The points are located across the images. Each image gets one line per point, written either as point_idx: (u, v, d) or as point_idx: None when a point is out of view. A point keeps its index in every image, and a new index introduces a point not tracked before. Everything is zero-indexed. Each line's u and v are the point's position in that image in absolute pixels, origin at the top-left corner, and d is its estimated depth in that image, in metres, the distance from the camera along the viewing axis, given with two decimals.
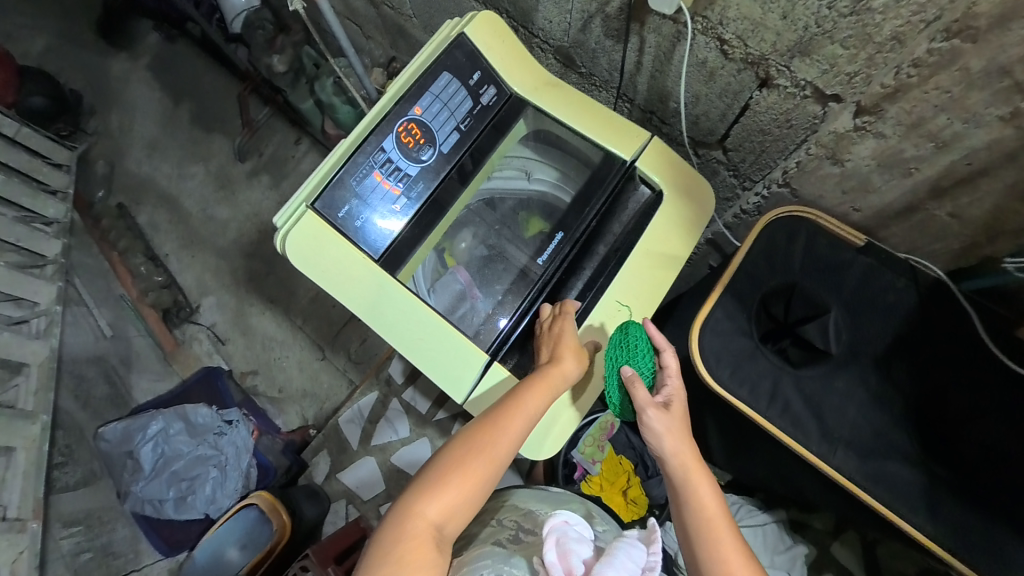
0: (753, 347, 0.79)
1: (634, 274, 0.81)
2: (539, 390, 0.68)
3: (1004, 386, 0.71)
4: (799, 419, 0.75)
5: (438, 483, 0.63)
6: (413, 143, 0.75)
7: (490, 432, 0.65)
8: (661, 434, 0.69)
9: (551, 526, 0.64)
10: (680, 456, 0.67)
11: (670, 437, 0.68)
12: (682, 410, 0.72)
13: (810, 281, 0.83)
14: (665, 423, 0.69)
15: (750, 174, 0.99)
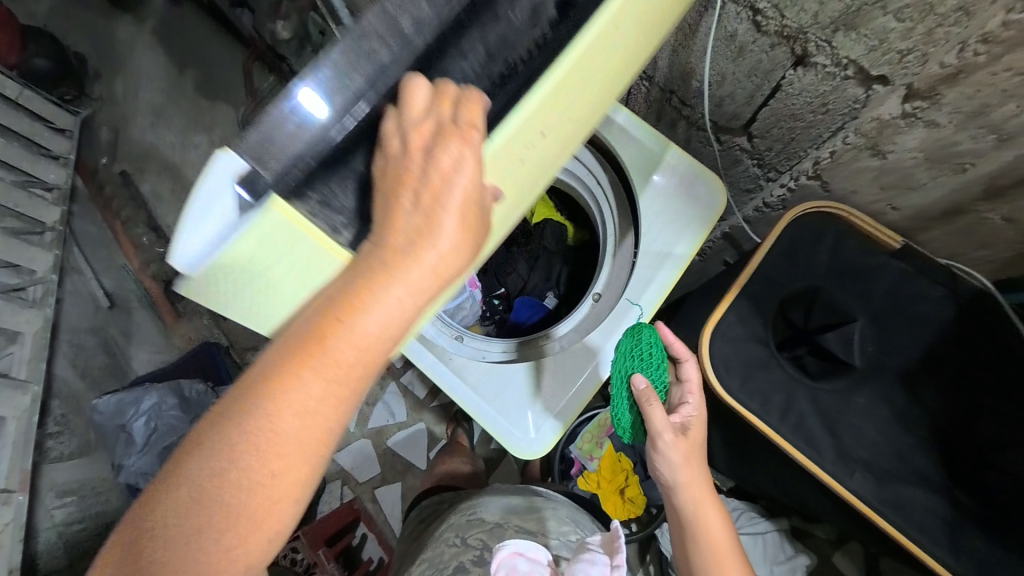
0: (767, 355, 0.72)
1: (590, 65, 0.44)
2: (387, 318, 0.40)
3: (1011, 390, 0.65)
4: (812, 436, 0.68)
5: (207, 508, 0.38)
6: None
7: (295, 412, 0.39)
8: (676, 462, 0.64)
9: (499, 561, 0.69)
10: (693, 486, 0.64)
11: (685, 466, 0.65)
12: (699, 435, 0.68)
13: (835, 286, 0.76)
14: (682, 450, 0.65)
15: (776, 164, 0.92)
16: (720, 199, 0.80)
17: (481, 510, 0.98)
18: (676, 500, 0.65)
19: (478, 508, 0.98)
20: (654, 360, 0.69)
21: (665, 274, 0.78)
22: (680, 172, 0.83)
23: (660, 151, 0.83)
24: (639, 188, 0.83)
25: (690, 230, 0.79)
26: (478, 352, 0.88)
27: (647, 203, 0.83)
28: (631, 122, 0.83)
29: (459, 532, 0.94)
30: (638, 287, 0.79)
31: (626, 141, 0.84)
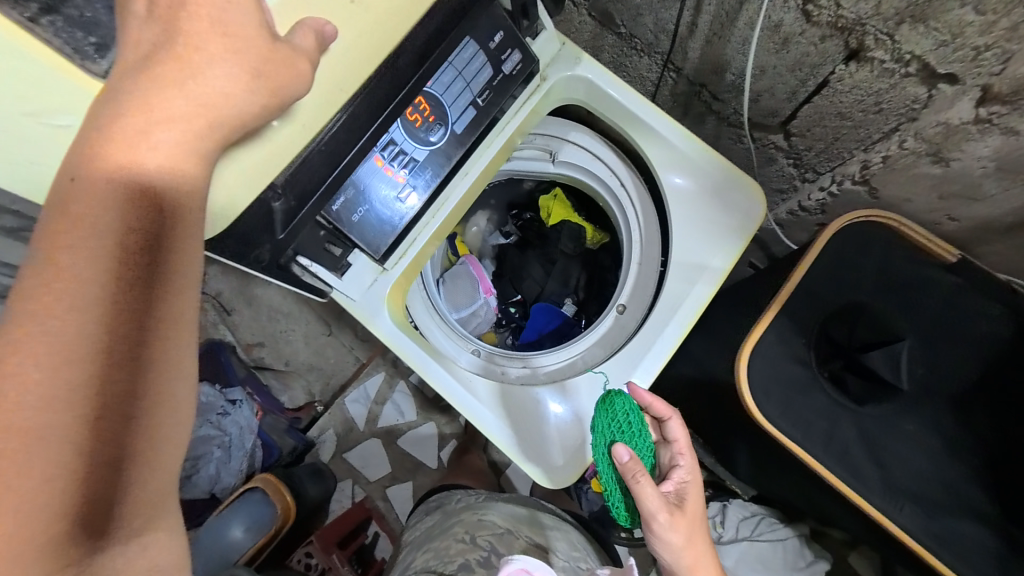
0: (809, 378, 0.68)
1: None
2: (163, 157, 0.37)
3: None
4: (856, 466, 0.65)
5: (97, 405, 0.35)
6: (419, 122, 0.63)
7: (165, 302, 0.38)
8: (674, 541, 0.63)
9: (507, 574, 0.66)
10: (697, 561, 0.64)
11: (683, 542, 0.63)
12: (696, 503, 0.67)
13: (884, 302, 0.70)
14: (682, 528, 0.63)
15: (815, 164, 0.86)
16: (759, 208, 0.73)
17: (489, 515, 0.94)
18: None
19: (483, 509, 0.97)
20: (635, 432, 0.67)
21: (700, 289, 0.73)
22: (716, 178, 0.74)
23: (693, 154, 0.75)
24: (672, 196, 0.76)
25: (726, 242, 0.73)
26: (495, 368, 0.84)
27: (682, 212, 0.76)
28: (660, 122, 0.76)
29: (467, 530, 0.89)
30: (670, 305, 0.74)
31: (653, 144, 0.77)
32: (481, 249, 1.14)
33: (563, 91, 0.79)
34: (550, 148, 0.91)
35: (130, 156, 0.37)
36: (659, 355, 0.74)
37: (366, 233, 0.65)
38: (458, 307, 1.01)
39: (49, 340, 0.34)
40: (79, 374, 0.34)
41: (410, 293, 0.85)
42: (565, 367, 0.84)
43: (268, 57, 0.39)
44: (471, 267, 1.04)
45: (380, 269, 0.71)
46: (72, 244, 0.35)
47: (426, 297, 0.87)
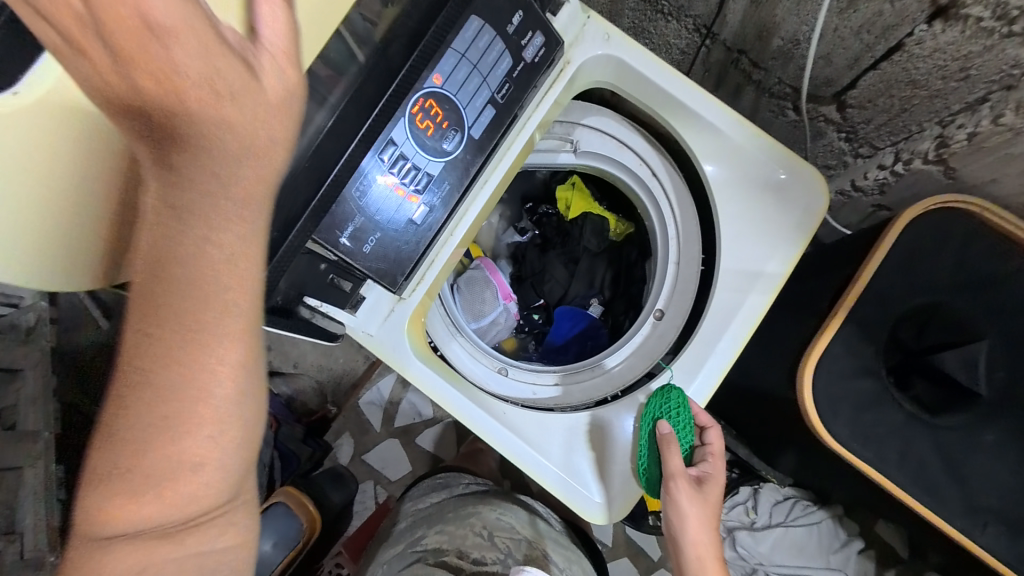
0: (880, 391, 0.62)
1: None
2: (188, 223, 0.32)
3: None
4: (932, 484, 0.60)
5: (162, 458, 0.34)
6: (431, 129, 0.54)
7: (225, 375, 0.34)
8: (684, 510, 0.63)
9: None
10: (703, 548, 0.63)
11: (694, 518, 0.63)
12: (714, 500, 0.65)
13: (962, 300, 0.63)
14: (695, 511, 0.63)
15: (873, 139, 0.75)
16: (822, 202, 0.64)
17: (506, 514, 0.85)
18: (683, 566, 0.64)
19: (505, 509, 0.88)
20: (683, 419, 0.66)
21: (756, 299, 0.65)
22: (774, 169, 0.64)
23: (745, 142, 0.64)
24: (720, 193, 0.67)
25: (785, 243, 0.64)
26: (526, 390, 0.78)
27: (734, 209, 0.66)
28: (706, 106, 0.65)
29: (484, 523, 0.81)
30: (722, 317, 0.66)
31: (697, 132, 0.67)
32: (495, 248, 1.06)
33: (588, 73, 0.68)
34: (571, 137, 0.81)
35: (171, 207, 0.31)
36: (713, 373, 0.67)
37: (380, 264, 0.56)
38: (476, 317, 0.93)
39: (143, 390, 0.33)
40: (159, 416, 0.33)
41: (429, 314, 0.77)
42: (603, 381, 0.78)
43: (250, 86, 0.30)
44: (488, 272, 0.96)
45: (398, 298, 0.63)
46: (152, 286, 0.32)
47: (446, 317, 0.79)
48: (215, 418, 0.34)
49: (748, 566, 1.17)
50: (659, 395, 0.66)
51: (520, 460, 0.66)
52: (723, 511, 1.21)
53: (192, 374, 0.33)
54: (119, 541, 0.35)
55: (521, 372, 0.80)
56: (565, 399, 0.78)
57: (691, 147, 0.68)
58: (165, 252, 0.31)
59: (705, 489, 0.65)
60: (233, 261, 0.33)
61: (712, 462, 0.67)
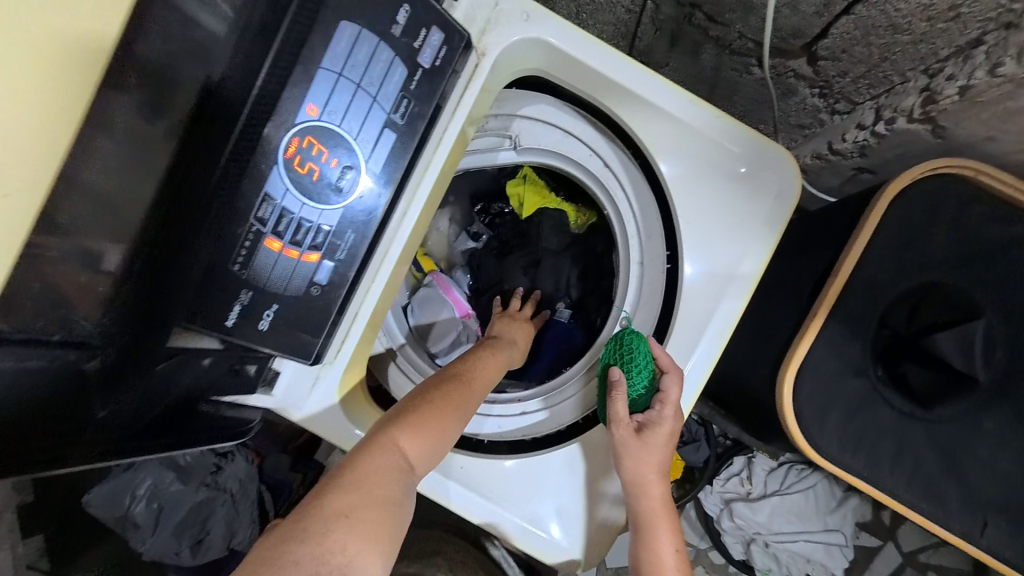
0: (868, 391, 0.56)
1: None
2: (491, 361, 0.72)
3: None
4: (928, 486, 0.55)
5: (441, 423, 0.57)
6: (316, 171, 0.44)
7: (475, 401, 0.64)
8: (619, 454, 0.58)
9: None
10: (647, 484, 0.58)
11: (633, 463, 0.58)
12: (659, 447, 0.58)
13: (957, 279, 0.56)
14: (631, 450, 0.57)
15: (849, 94, 0.65)
16: (795, 185, 0.55)
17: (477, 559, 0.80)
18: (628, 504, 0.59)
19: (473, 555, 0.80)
20: (637, 361, 0.59)
21: (729, 305, 0.57)
22: (737, 155, 0.55)
23: (702, 126, 0.55)
24: (678, 188, 0.57)
25: (754, 240, 0.56)
26: (492, 424, 0.74)
27: (696, 205, 0.57)
28: (652, 87, 0.54)
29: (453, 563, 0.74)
30: (693, 328, 0.59)
31: (643, 119, 0.57)
32: (450, 256, 0.97)
33: (511, 62, 0.57)
34: (510, 131, 0.71)
35: (488, 363, 0.71)
36: (688, 391, 0.61)
37: (288, 337, 0.48)
38: (435, 342, 0.86)
39: (455, 392, 0.62)
40: (453, 412, 0.60)
41: (385, 371, 0.75)
42: (587, 396, 0.73)
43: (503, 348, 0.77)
44: (442, 290, 0.88)
45: (323, 364, 0.54)
46: (474, 365, 0.69)
47: (403, 371, 0.76)
48: (465, 408, 0.61)
49: (745, 534, 1.21)
50: (615, 337, 0.62)
51: (489, 522, 0.61)
52: (719, 484, 1.23)
53: (469, 395, 0.63)
54: (392, 456, 0.50)
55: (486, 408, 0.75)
56: (556, 420, 0.74)
57: (641, 136, 0.58)
58: (477, 357, 0.72)
59: (647, 433, 0.58)
60: (496, 370, 0.71)
61: (660, 410, 0.58)
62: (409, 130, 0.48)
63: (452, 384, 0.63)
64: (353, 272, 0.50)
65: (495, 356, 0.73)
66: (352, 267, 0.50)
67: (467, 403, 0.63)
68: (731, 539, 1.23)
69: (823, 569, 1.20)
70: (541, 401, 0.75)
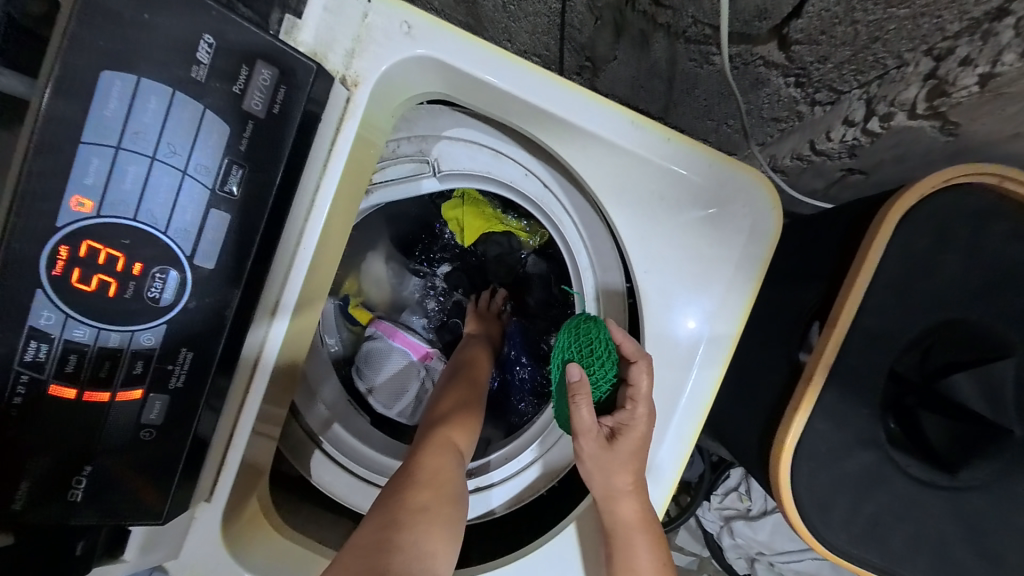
0: (879, 460, 0.46)
1: None
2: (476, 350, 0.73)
3: None
4: (956, 569, 0.46)
5: (468, 414, 0.62)
6: (111, 285, 0.32)
7: (479, 391, 0.67)
8: (589, 467, 0.47)
9: None
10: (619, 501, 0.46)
11: (604, 474, 0.46)
12: (635, 456, 0.45)
13: (980, 313, 0.45)
14: (599, 461, 0.46)
15: (832, 82, 0.53)
16: (772, 217, 0.44)
17: None
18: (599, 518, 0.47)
19: None
20: (596, 352, 0.47)
21: (702, 371, 0.46)
22: (699, 182, 0.43)
23: (649, 153, 0.42)
24: (629, 225, 0.45)
25: (727, 288, 0.45)
26: None
27: (653, 244, 0.45)
28: (580, 105, 0.42)
29: None
30: (660, 405, 0.47)
31: (575, 146, 0.44)
32: (393, 301, 0.80)
33: (399, 87, 0.43)
34: (428, 155, 0.56)
35: (481, 354, 0.73)
36: (664, 475, 0.48)
37: (119, 501, 0.36)
38: (393, 402, 0.74)
39: (462, 387, 0.65)
40: (471, 404, 0.64)
41: (309, 463, 0.64)
42: (559, 455, 0.62)
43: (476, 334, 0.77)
44: (388, 337, 0.74)
45: (197, 504, 0.43)
46: (472, 356, 0.72)
47: (331, 459, 0.65)
48: (478, 396, 0.66)
49: (747, 552, 1.14)
50: (565, 328, 0.49)
51: None
52: (716, 500, 1.15)
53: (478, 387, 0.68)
54: (443, 453, 0.55)
55: None
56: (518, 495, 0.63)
57: (574, 164, 0.45)
58: (464, 355, 0.72)
59: (619, 441, 0.45)
60: (481, 363, 0.72)
61: (630, 410, 0.45)
62: (250, 203, 0.35)
63: (464, 379, 0.67)
64: (201, 404, 0.37)
65: (481, 344, 0.75)
66: (198, 396, 0.37)
67: (477, 395, 0.66)
68: (733, 555, 1.16)
69: None
70: (533, 451, 0.64)
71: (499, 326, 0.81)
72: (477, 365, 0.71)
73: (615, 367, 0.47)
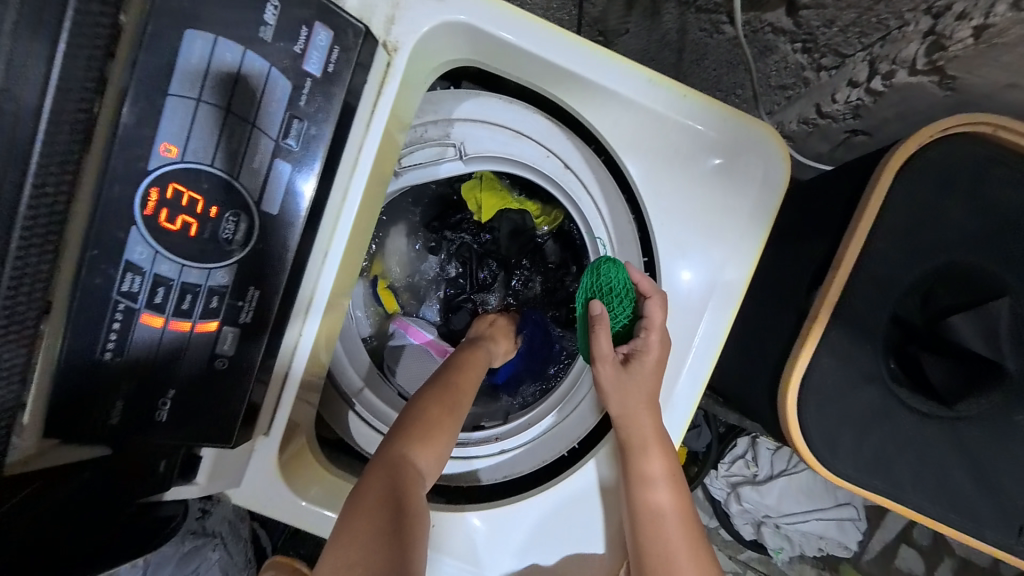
0: (883, 395, 0.50)
1: None
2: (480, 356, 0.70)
3: None
4: (954, 494, 0.49)
5: (441, 427, 0.56)
6: (193, 226, 0.36)
7: (465, 398, 0.61)
8: (607, 394, 0.50)
9: None
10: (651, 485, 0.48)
11: (621, 401, 0.49)
12: (651, 378, 0.49)
13: (978, 256, 0.48)
14: (616, 385, 0.49)
15: (837, 45, 0.56)
16: (782, 166, 0.47)
17: None
18: (616, 438, 0.51)
19: None
20: (615, 289, 0.52)
21: (715, 315, 0.50)
22: (711, 136, 0.46)
23: (665, 109, 0.46)
24: (646, 176, 0.49)
25: (739, 235, 0.48)
26: (466, 468, 0.64)
27: (669, 195, 0.49)
28: (601, 64, 0.45)
29: None
30: (676, 348, 0.51)
31: (596, 105, 0.48)
32: (414, 286, 0.84)
33: (435, 53, 0.47)
34: (451, 138, 0.59)
35: (477, 362, 0.67)
36: (680, 415, 0.52)
37: (197, 423, 0.40)
38: None
39: (441, 391, 0.59)
40: (450, 417, 0.58)
41: (345, 423, 0.68)
42: (573, 425, 0.64)
43: (496, 333, 0.77)
44: (416, 340, 0.80)
45: (257, 438, 0.48)
46: (459, 361, 0.66)
47: (364, 420, 0.69)
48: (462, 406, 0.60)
49: (755, 516, 1.17)
50: (588, 269, 0.54)
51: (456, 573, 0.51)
52: (724, 467, 1.19)
53: (464, 396, 0.61)
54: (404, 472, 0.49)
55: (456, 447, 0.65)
56: (538, 456, 0.64)
57: (595, 122, 0.49)
58: (455, 360, 0.67)
59: (635, 363, 0.49)
60: (475, 367, 0.66)
61: (644, 337, 0.49)
62: (306, 155, 0.38)
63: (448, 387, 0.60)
64: (264, 340, 0.41)
65: (477, 354, 0.69)
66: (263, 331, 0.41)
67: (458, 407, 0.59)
68: (740, 522, 1.19)
69: (836, 543, 1.17)
70: (554, 413, 0.65)
71: (510, 337, 0.78)
72: (468, 372, 0.65)
73: (632, 304, 0.51)
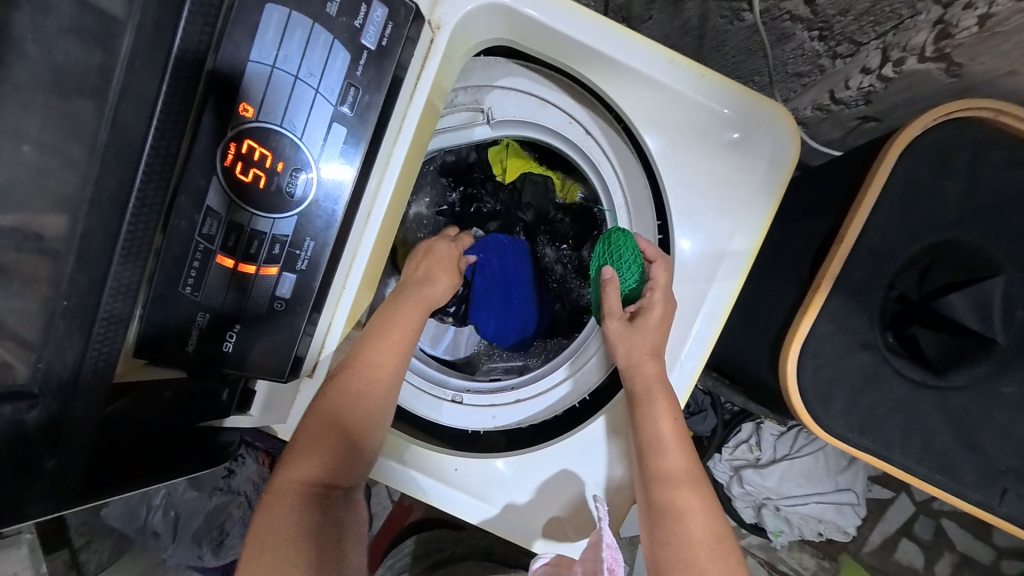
0: (877, 362, 0.53)
1: None
2: (408, 315, 0.58)
3: None
4: (940, 456, 0.53)
5: (358, 431, 0.52)
6: (262, 178, 0.41)
7: (389, 385, 0.54)
8: (614, 348, 0.56)
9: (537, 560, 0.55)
10: (676, 484, 0.51)
11: (624, 351, 0.54)
12: (654, 332, 0.53)
13: (975, 233, 0.51)
14: (621, 338, 0.55)
15: (851, 33, 0.58)
16: (791, 143, 0.50)
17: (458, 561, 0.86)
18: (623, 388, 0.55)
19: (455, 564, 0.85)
20: (625, 257, 0.56)
21: (724, 282, 0.53)
22: (722, 112, 0.50)
23: (684, 88, 0.50)
24: (662, 148, 0.53)
25: (749, 206, 0.52)
26: (486, 416, 0.68)
27: (682, 167, 0.53)
28: (623, 45, 0.49)
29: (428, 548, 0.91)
30: (685, 312, 0.55)
31: (619, 82, 0.51)
32: None
33: (472, 34, 0.51)
34: (480, 104, 0.64)
35: (405, 332, 0.57)
36: (687, 371, 0.55)
37: (255, 359, 0.45)
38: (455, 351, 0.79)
39: (361, 386, 0.52)
40: (372, 414, 0.53)
41: None
42: (583, 378, 0.67)
43: (443, 260, 0.65)
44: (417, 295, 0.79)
45: (303, 377, 0.53)
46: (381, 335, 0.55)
47: None
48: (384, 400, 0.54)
49: (756, 499, 1.21)
50: (600, 237, 0.58)
51: (473, 513, 0.57)
52: (728, 451, 1.23)
53: (384, 384, 0.54)
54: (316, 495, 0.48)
55: (477, 397, 0.70)
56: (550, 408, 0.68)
57: (616, 96, 0.53)
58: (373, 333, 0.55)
59: (638, 321, 0.54)
60: (399, 338, 0.56)
61: (649, 296, 0.54)
62: (358, 121, 0.43)
63: (367, 378, 0.53)
64: (315, 286, 0.46)
65: (405, 320, 0.57)
66: (311, 278, 0.45)
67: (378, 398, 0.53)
68: (742, 505, 1.23)
69: (835, 527, 1.20)
70: (565, 368, 0.69)
71: (454, 269, 0.65)
72: (392, 352, 0.55)
73: (641, 268, 0.56)
